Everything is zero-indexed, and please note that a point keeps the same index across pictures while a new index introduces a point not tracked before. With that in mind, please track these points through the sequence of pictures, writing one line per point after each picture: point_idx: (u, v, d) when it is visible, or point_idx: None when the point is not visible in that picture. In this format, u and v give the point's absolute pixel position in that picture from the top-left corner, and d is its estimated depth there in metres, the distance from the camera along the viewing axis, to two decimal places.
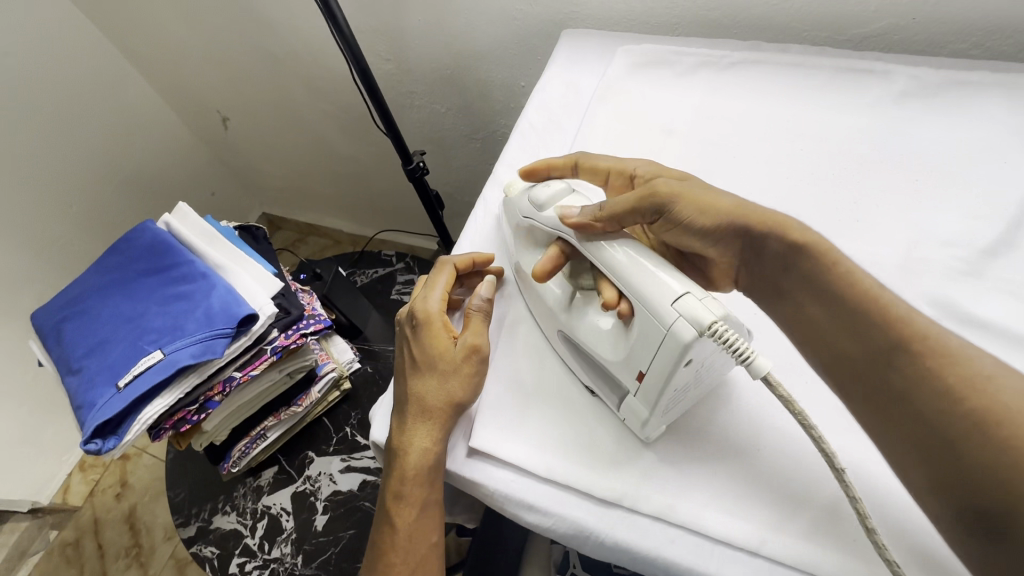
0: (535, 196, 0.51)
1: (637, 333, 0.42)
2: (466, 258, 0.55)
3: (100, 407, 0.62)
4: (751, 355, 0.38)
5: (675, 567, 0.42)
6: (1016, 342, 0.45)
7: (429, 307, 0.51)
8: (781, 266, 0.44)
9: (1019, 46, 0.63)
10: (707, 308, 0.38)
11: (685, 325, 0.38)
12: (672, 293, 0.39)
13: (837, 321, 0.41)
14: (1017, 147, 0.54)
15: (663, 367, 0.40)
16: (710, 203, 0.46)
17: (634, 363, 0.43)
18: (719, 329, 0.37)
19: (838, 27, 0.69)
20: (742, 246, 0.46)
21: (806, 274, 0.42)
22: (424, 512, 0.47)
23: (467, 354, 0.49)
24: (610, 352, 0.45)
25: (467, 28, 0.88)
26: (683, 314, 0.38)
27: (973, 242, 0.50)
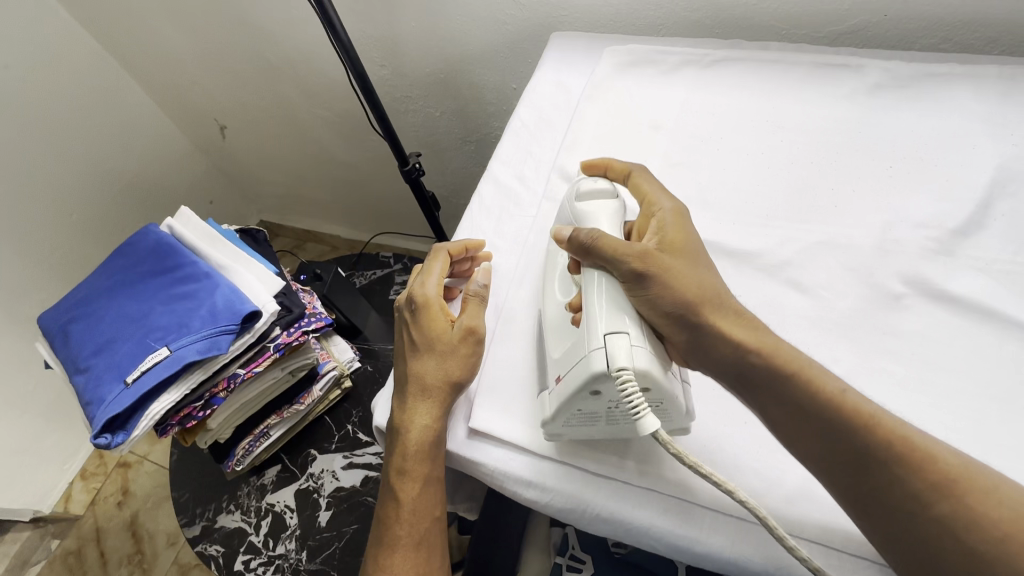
0: (580, 185, 0.53)
1: (571, 344, 0.45)
2: (459, 245, 0.57)
3: (108, 403, 0.64)
4: (642, 411, 0.39)
5: (669, 536, 0.45)
6: (986, 315, 0.48)
7: (427, 292, 0.53)
8: (731, 365, 0.43)
9: (985, 39, 0.66)
10: (628, 355, 0.41)
11: (601, 358, 0.41)
12: (615, 325, 0.42)
13: (788, 413, 0.41)
14: (984, 133, 0.57)
15: (570, 385, 0.43)
16: (681, 287, 0.44)
17: (560, 366, 0.46)
18: (624, 376, 0.40)
19: (813, 25, 0.72)
20: (693, 339, 0.44)
21: (765, 381, 0.42)
22: (425, 488, 0.49)
23: (464, 336, 0.51)
24: (555, 349, 0.47)
25: (459, 34, 0.92)
26: (603, 348, 0.42)
27: (945, 224, 0.53)
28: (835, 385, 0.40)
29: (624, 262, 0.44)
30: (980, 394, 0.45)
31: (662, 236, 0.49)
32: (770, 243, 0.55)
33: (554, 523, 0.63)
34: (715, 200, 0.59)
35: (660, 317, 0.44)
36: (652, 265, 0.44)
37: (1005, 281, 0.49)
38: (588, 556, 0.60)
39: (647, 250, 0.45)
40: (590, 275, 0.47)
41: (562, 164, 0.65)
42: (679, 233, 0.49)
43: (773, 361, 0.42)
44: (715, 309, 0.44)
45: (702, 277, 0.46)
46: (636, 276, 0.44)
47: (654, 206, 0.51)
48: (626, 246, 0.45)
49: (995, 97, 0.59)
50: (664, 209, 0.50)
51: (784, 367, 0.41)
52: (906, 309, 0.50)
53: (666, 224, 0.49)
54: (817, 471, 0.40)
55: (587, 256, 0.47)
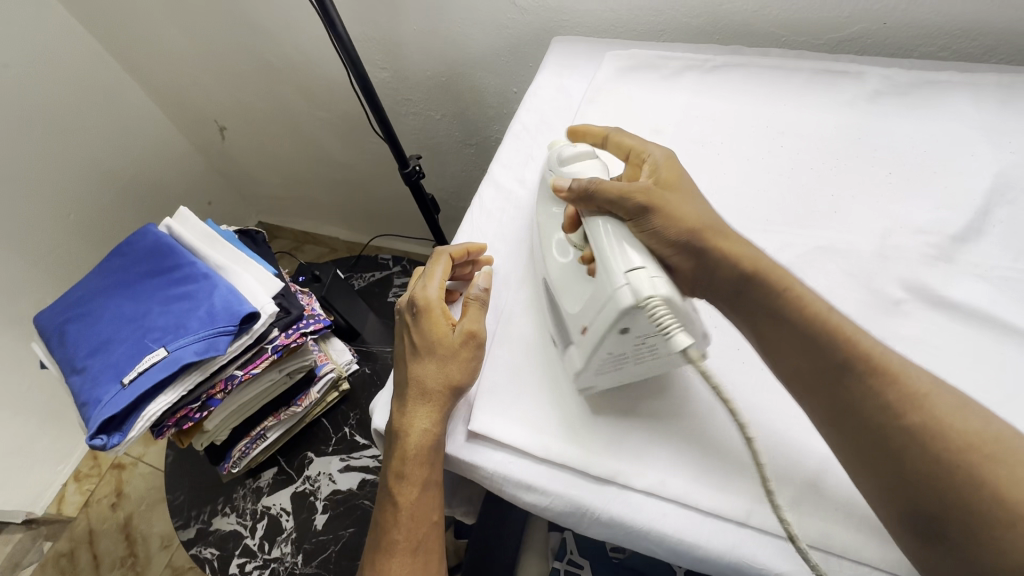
0: (562, 152, 0.53)
1: (592, 293, 0.44)
2: (460, 248, 0.57)
3: (105, 404, 0.64)
4: (671, 329, 0.39)
5: (669, 540, 0.44)
6: (986, 321, 0.48)
7: (428, 296, 0.53)
8: (729, 286, 0.45)
9: (983, 48, 0.67)
10: (652, 285, 0.40)
11: (628, 293, 0.40)
12: (628, 264, 0.41)
13: (778, 331, 0.42)
14: (983, 141, 0.58)
15: (601, 325, 0.42)
16: (684, 217, 0.45)
17: (581, 318, 0.44)
18: (653, 303, 0.39)
19: (813, 33, 0.72)
20: (700, 264, 0.46)
21: (757, 299, 0.44)
22: (424, 492, 0.49)
23: (465, 339, 0.51)
24: (572, 305, 0.46)
25: (461, 38, 0.92)
26: (631, 283, 0.40)
27: (944, 230, 0.53)
28: (819, 305, 0.42)
29: (627, 199, 0.46)
30: (980, 400, 0.45)
31: (656, 175, 0.49)
32: (770, 247, 0.55)
33: (552, 527, 0.62)
34: (716, 204, 0.59)
35: (666, 247, 0.46)
36: (657, 202, 0.46)
37: (1003, 287, 0.49)
38: (586, 561, 0.60)
39: (649, 186, 0.46)
40: (594, 223, 0.46)
41: None
42: (672, 172, 0.50)
43: (764, 278, 0.43)
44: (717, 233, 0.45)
45: (702, 208, 0.47)
46: (641, 211, 0.45)
47: (645, 154, 0.52)
48: (628, 185, 0.46)
49: (994, 105, 0.59)
50: (654, 155, 0.51)
51: (774, 283, 0.43)
52: (906, 314, 0.50)
53: (659, 166, 0.50)
54: (796, 393, 0.42)
55: (586, 204, 0.47)
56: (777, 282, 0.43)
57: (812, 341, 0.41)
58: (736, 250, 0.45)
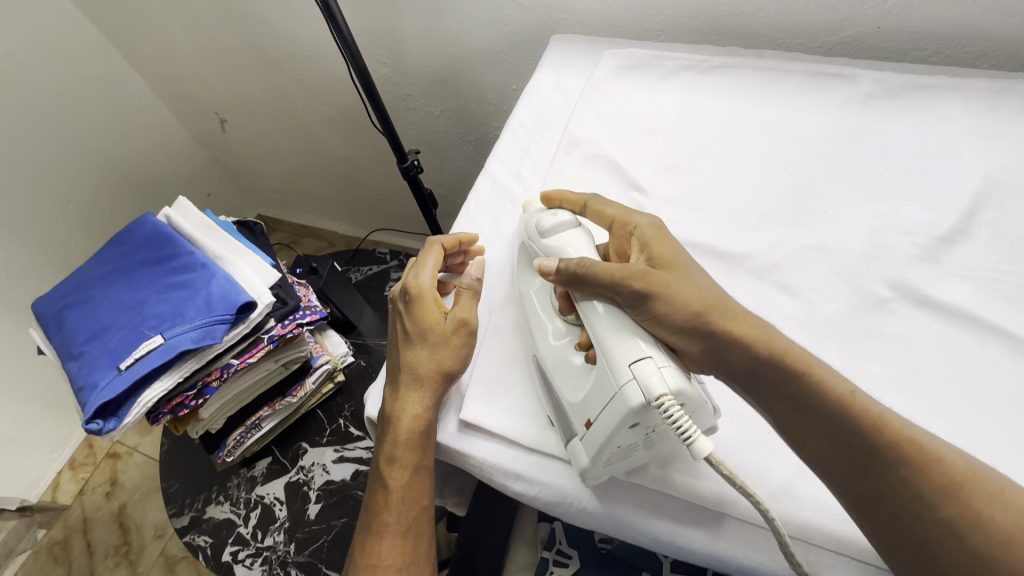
0: (542, 222, 0.53)
1: (594, 384, 0.43)
2: (453, 239, 0.58)
3: (101, 389, 0.64)
4: (693, 436, 0.38)
5: (652, 529, 0.45)
6: (969, 320, 0.49)
7: (421, 284, 0.54)
8: (747, 375, 0.43)
9: (976, 53, 0.67)
10: (661, 379, 0.39)
11: (636, 391, 0.39)
12: (636, 354, 0.41)
13: (796, 414, 0.42)
14: (971, 145, 0.58)
15: (605, 425, 0.41)
16: (687, 298, 0.44)
17: (584, 412, 0.43)
18: (666, 403, 0.38)
19: (810, 35, 0.73)
20: (708, 346, 0.43)
21: (772, 380, 0.42)
22: (414, 476, 0.50)
23: (457, 327, 0.52)
24: (572, 393, 0.45)
25: (461, 35, 0.93)
26: (636, 379, 0.39)
27: (931, 232, 0.54)
28: (845, 371, 0.41)
29: (625, 284, 0.44)
30: (959, 398, 0.46)
31: (647, 253, 0.49)
32: (761, 246, 0.56)
33: (542, 518, 0.63)
34: (708, 203, 0.60)
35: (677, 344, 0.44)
36: (654, 285, 0.44)
37: (986, 288, 0.50)
38: (574, 551, 0.60)
39: (644, 268, 0.45)
40: (589, 306, 0.46)
41: (558, 163, 0.65)
42: (664, 247, 0.49)
43: (778, 359, 0.42)
44: (726, 311, 0.44)
45: (700, 286, 0.46)
46: (638, 300, 0.44)
47: (629, 225, 0.51)
48: (624, 268, 0.45)
49: (983, 109, 0.60)
50: (641, 226, 0.50)
51: (793, 365, 0.42)
52: (891, 313, 0.51)
53: (649, 241, 0.49)
54: (819, 473, 0.42)
55: (581, 286, 0.47)
56: (796, 365, 0.42)
57: (840, 428, 0.40)
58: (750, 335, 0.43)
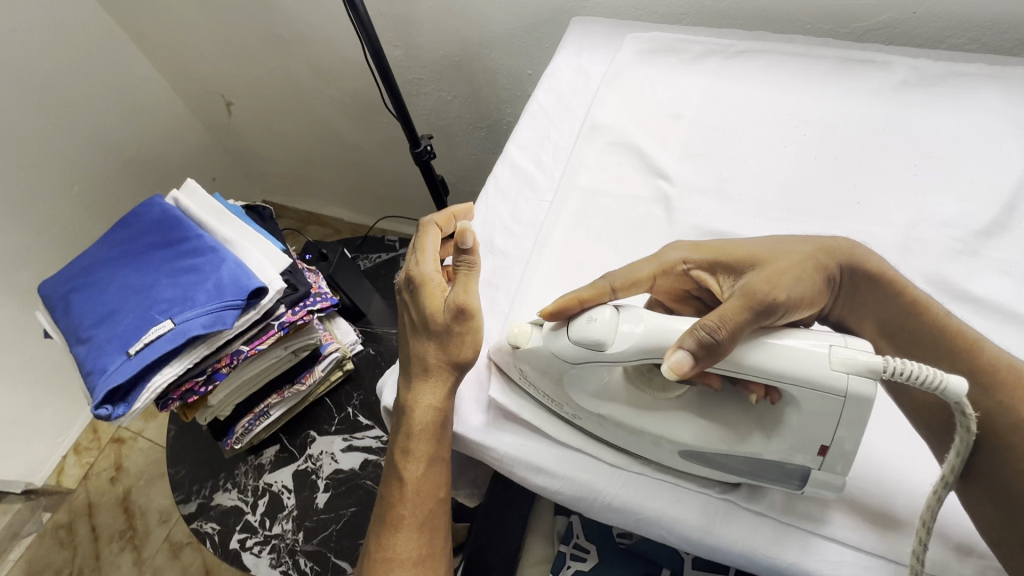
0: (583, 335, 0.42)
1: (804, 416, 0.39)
2: (445, 215, 0.57)
3: (110, 373, 0.63)
4: (942, 380, 0.34)
5: (678, 526, 0.44)
6: (1009, 317, 0.47)
7: (423, 270, 0.52)
8: (861, 303, 0.46)
9: (1014, 41, 0.65)
10: (865, 354, 0.37)
11: (862, 379, 0.37)
12: (821, 353, 0.37)
13: (892, 323, 0.45)
14: (1010, 135, 0.56)
15: (852, 428, 0.38)
16: (799, 261, 0.44)
17: (811, 445, 0.40)
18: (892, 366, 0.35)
19: (841, 20, 0.70)
20: (836, 290, 0.46)
21: (897, 318, 0.44)
22: (430, 467, 0.49)
23: (457, 314, 0.49)
24: (779, 442, 0.41)
25: (477, 16, 0.90)
26: (853, 373, 0.37)
27: (970, 225, 0.52)
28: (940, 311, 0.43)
29: (759, 307, 0.40)
30: None
31: (723, 268, 0.46)
32: (791, 237, 0.54)
33: (558, 511, 0.62)
34: (737, 191, 0.58)
35: (812, 304, 0.44)
36: (777, 279, 0.42)
37: None
38: (592, 545, 0.59)
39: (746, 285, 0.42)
40: (757, 364, 0.38)
41: (581, 149, 0.63)
42: (727, 247, 0.47)
43: (880, 276, 0.45)
44: (832, 248, 0.46)
45: (793, 245, 0.46)
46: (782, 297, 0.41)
47: (674, 264, 0.47)
48: (734, 305, 0.40)
49: (1022, 98, 0.58)
50: (680, 257, 0.47)
51: (886, 278, 0.45)
52: None
53: (708, 259, 0.46)
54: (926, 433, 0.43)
55: (723, 353, 0.38)
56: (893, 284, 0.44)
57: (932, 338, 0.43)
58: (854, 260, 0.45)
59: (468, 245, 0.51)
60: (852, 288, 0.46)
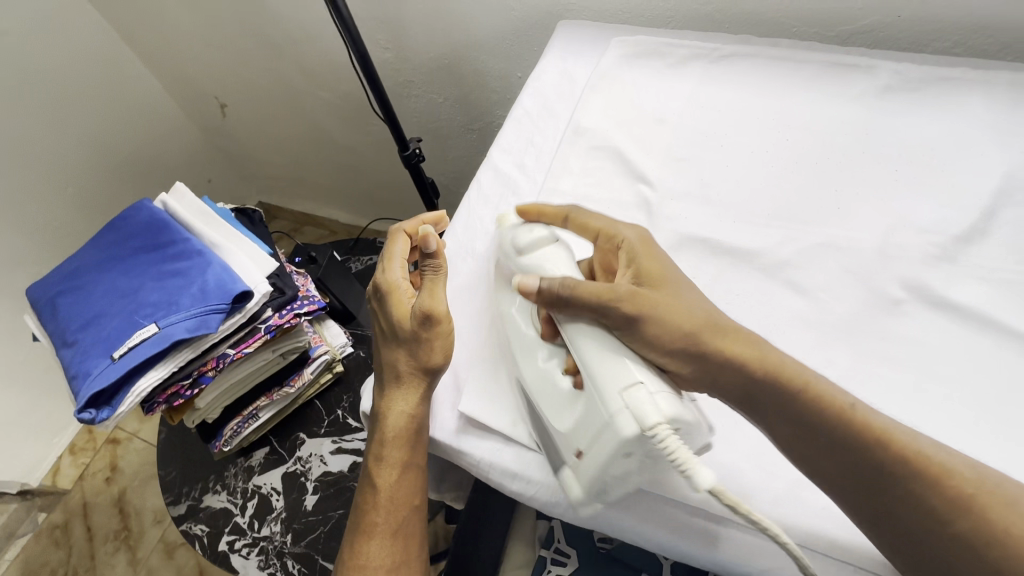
0: (517, 239, 0.50)
1: (583, 413, 0.41)
2: (414, 223, 0.57)
3: (94, 377, 0.63)
4: (690, 465, 0.36)
5: (652, 532, 0.44)
6: (986, 324, 0.47)
7: (391, 278, 0.53)
8: (734, 388, 0.42)
9: (1000, 44, 0.65)
10: (654, 407, 0.37)
11: (630, 421, 0.37)
12: (628, 380, 0.39)
13: (797, 434, 0.40)
14: (992, 140, 0.56)
15: (599, 455, 0.39)
16: (678, 322, 0.42)
17: (576, 441, 0.41)
18: (660, 432, 0.36)
19: (826, 24, 0.70)
20: (701, 369, 0.42)
21: (781, 406, 0.41)
22: (404, 474, 0.49)
23: (423, 320, 0.49)
24: (561, 422, 0.43)
25: (466, 19, 0.90)
26: (629, 410, 0.37)
27: (948, 231, 0.52)
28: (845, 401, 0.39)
29: (612, 305, 0.42)
30: (973, 402, 0.44)
31: (634, 268, 0.47)
32: (771, 242, 0.54)
33: (540, 516, 0.62)
34: (717, 196, 0.58)
35: (671, 359, 0.42)
36: (643, 306, 0.42)
37: (1006, 290, 0.48)
38: (573, 550, 0.59)
39: (633, 290, 0.43)
40: (575, 334, 0.43)
41: (562, 154, 0.64)
42: (652, 262, 0.47)
43: (779, 379, 0.40)
44: (722, 332, 0.42)
45: (692, 304, 0.44)
46: (629, 319, 0.42)
47: (616, 238, 0.49)
48: (609, 288, 0.42)
49: (1006, 103, 0.58)
50: (629, 239, 0.48)
51: (790, 383, 0.40)
52: (906, 314, 0.49)
53: (638, 254, 0.47)
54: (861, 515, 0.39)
55: (563, 306, 0.44)
56: (795, 383, 0.40)
57: (855, 452, 0.38)
58: (746, 353, 0.42)
59: (432, 248, 0.52)
60: (712, 370, 0.42)
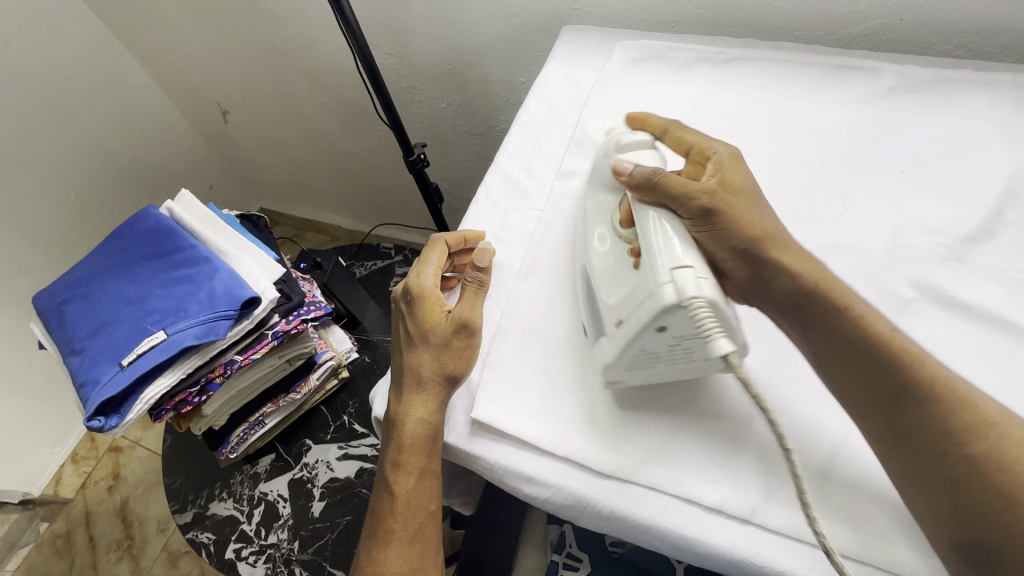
0: (621, 138, 0.52)
1: (632, 286, 0.43)
2: (457, 235, 0.57)
3: (103, 385, 0.63)
4: (712, 334, 0.39)
5: (670, 535, 0.44)
6: (995, 323, 0.47)
7: (423, 283, 0.53)
8: (788, 294, 0.45)
9: (1001, 47, 0.66)
10: (697, 285, 0.39)
11: (670, 291, 0.39)
12: (676, 260, 0.41)
13: (839, 351, 0.42)
14: (998, 141, 0.57)
15: (636, 321, 0.41)
16: (749, 225, 0.45)
17: (619, 310, 0.44)
18: (697, 306, 0.39)
19: (828, 27, 0.71)
20: (755, 273, 0.46)
21: (819, 314, 0.43)
22: (420, 481, 0.49)
23: (458, 328, 0.50)
24: (610, 296, 0.45)
25: (469, 25, 0.91)
26: (674, 280, 0.40)
27: (957, 231, 0.52)
28: (881, 325, 0.41)
29: (689, 198, 0.45)
30: None
31: (720, 175, 0.48)
32: None
33: (551, 520, 0.62)
34: None
35: (726, 257, 0.46)
36: (720, 205, 0.45)
37: (1015, 289, 0.49)
38: (585, 555, 0.59)
39: (714, 188, 0.46)
40: (644, 214, 0.45)
41: (570, 159, 0.64)
42: (738, 173, 0.49)
43: (824, 293, 0.43)
44: (784, 244, 0.45)
45: (764, 216, 0.47)
46: (703, 214, 0.45)
47: (709, 151, 0.51)
48: (693, 184, 0.45)
49: (1010, 104, 0.59)
50: (720, 152, 0.50)
51: (836, 301, 0.43)
52: (916, 314, 0.49)
53: (725, 167, 0.49)
54: None
55: (650, 193, 0.46)
56: (840, 297, 0.43)
57: (875, 361, 0.41)
58: (800, 267, 0.44)
59: (483, 264, 0.53)
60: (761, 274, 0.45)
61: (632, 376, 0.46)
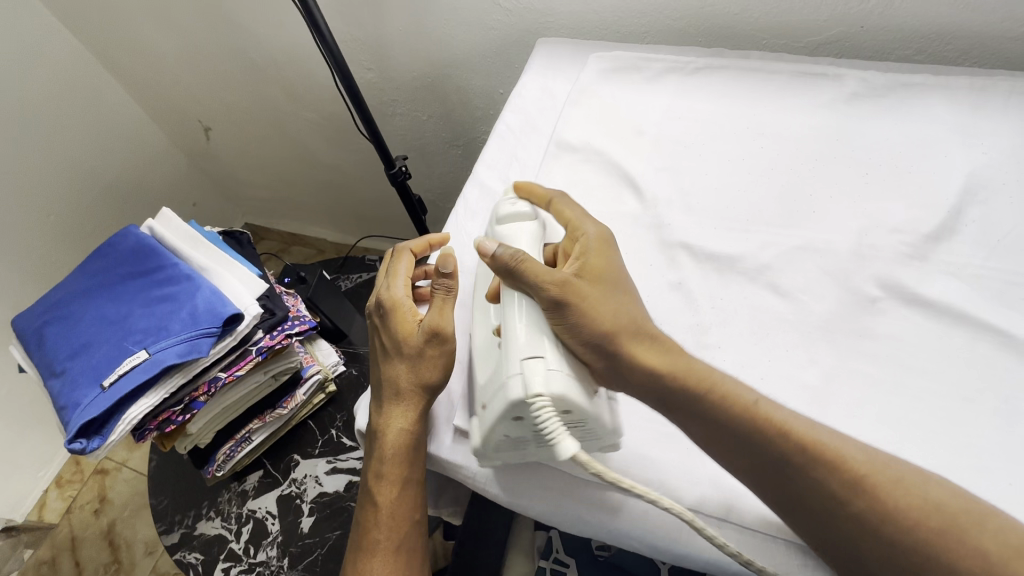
0: (501, 209, 0.53)
1: (493, 373, 0.45)
2: (421, 243, 0.59)
3: (84, 407, 0.63)
4: (557, 436, 0.40)
5: (650, 537, 0.46)
6: (958, 318, 0.49)
7: (395, 295, 0.54)
8: (646, 378, 0.44)
9: (958, 51, 0.68)
10: (543, 379, 0.41)
11: (518, 385, 0.41)
12: (529, 351, 0.42)
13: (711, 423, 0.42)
14: (955, 143, 0.59)
15: (494, 410, 0.43)
16: (602, 316, 0.44)
17: (483, 397, 0.45)
18: (540, 403, 0.40)
19: (795, 35, 0.73)
20: (612, 362, 0.44)
21: (690, 389, 0.43)
22: (402, 491, 0.50)
23: (430, 337, 0.50)
24: (480, 378, 0.47)
25: (446, 40, 0.92)
26: (520, 375, 0.42)
27: (920, 229, 0.54)
28: (754, 393, 0.42)
29: (544, 285, 0.44)
30: (952, 395, 0.46)
31: (583, 261, 0.48)
32: (751, 247, 0.56)
33: (538, 526, 0.63)
34: (696, 205, 0.60)
35: (582, 344, 0.44)
36: (571, 295, 0.44)
37: (976, 286, 0.51)
38: (571, 559, 0.60)
39: (568, 278, 0.45)
40: (510, 296, 0.47)
41: (547, 169, 0.65)
42: (601, 261, 0.48)
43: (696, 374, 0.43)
44: (647, 332, 0.45)
45: (621, 307, 0.46)
46: (553, 305, 0.44)
47: (580, 231, 0.51)
48: (548, 273, 0.45)
49: (966, 106, 0.61)
50: (588, 234, 0.50)
51: (704, 382, 0.43)
52: (881, 312, 0.51)
53: (587, 253, 0.49)
54: None
55: (508, 276, 0.47)
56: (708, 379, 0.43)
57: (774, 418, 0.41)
58: (658, 355, 0.44)
59: (449, 269, 0.51)
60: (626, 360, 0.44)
61: (505, 459, 0.47)
